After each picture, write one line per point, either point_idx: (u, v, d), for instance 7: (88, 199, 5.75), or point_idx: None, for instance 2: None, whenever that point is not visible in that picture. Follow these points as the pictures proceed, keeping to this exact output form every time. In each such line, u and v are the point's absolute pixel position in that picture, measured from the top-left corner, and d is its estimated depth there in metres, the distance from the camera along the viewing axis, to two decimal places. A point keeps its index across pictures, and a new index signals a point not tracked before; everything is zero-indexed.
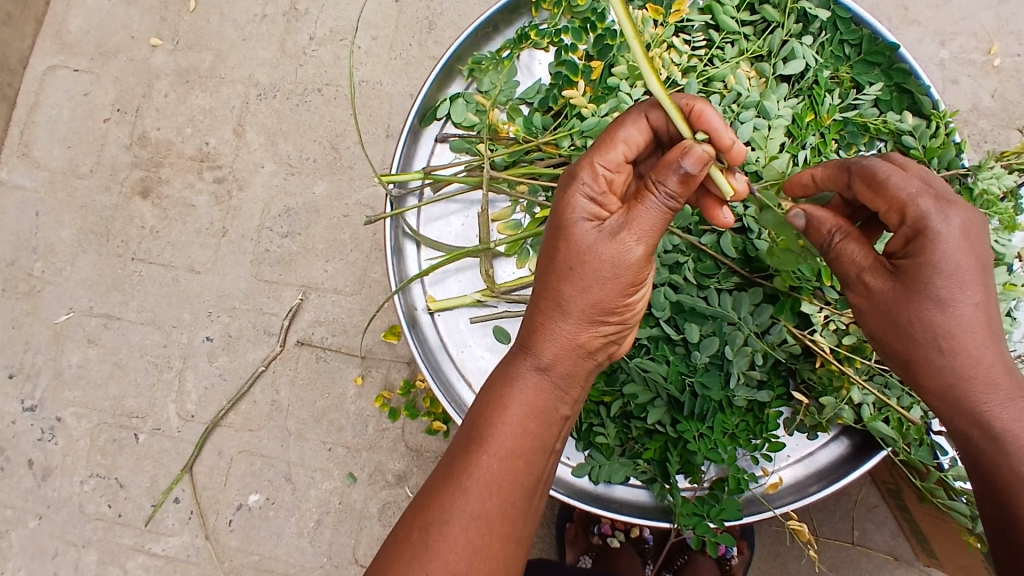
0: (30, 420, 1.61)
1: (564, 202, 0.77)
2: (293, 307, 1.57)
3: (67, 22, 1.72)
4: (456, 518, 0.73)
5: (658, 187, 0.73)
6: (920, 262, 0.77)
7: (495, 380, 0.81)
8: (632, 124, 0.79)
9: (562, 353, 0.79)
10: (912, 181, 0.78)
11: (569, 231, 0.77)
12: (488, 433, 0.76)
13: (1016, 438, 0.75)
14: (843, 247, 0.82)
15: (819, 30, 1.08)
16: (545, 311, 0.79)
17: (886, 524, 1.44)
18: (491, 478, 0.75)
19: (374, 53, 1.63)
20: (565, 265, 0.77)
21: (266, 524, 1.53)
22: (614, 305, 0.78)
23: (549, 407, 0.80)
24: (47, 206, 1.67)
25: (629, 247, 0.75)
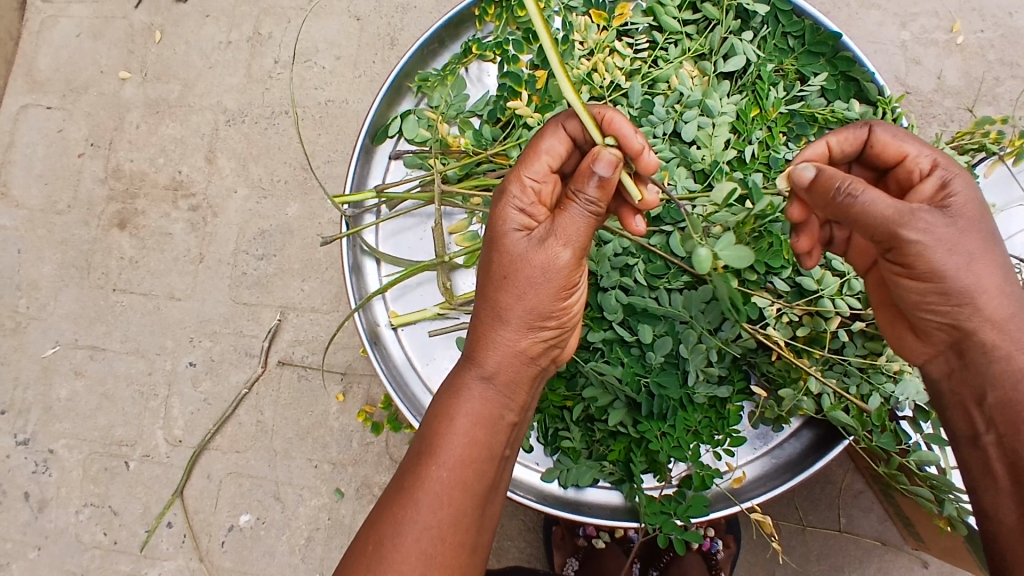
0: (23, 454, 1.64)
1: (497, 216, 0.81)
2: (272, 328, 1.59)
3: (38, 61, 1.76)
4: (409, 529, 0.75)
5: (578, 196, 0.77)
6: (964, 204, 0.77)
7: (441, 393, 0.83)
8: (553, 136, 0.82)
9: (503, 360, 0.81)
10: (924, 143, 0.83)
11: (500, 243, 0.80)
12: (437, 444, 0.78)
13: None
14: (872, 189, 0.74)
15: (760, 24, 1.08)
16: (485, 321, 0.82)
17: (872, 509, 1.44)
18: (442, 487, 0.76)
19: (339, 73, 1.65)
20: (499, 276, 0.80)
21: (259, 544, 1.55)
22: (549, 310, 0.81)
23: (495, 415, 0.81)
24: (28, 243, 1.70)
25: (557, 253, 0.78)
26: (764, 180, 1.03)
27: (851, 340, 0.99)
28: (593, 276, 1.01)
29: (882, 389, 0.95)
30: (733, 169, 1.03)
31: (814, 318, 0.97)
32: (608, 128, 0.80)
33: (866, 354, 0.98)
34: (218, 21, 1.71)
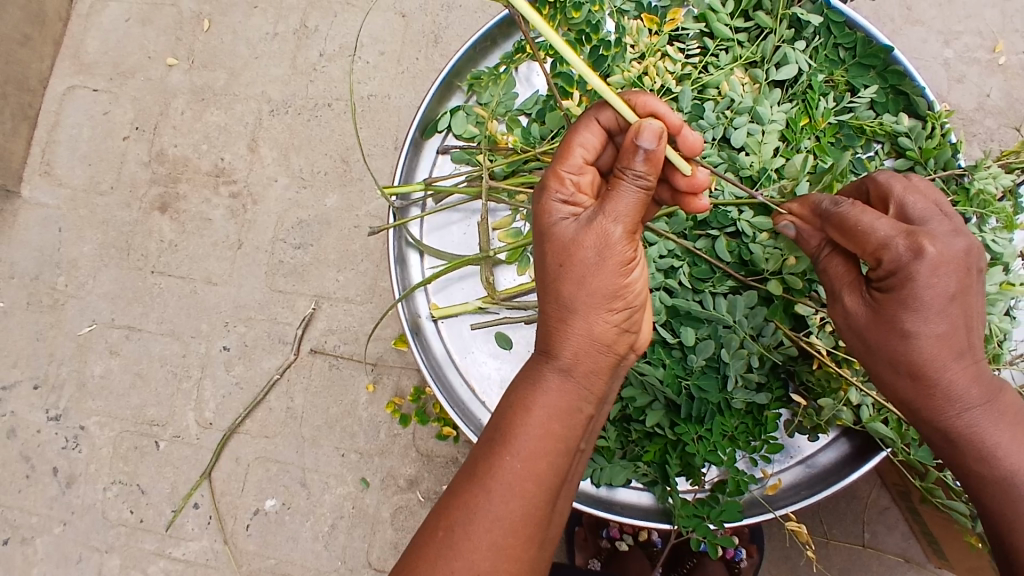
0: (55, 430, 1.67)
1: (541, 210, 0.83)
2: (306, 317, 1.61)
3: (87, 44, 1.79)
4: (481, 520, 0.75)
5: (626, 173, 0.78)
6: (899, 298, 0.77)
7: (516, 384, 0.83)
8: (586, 129, 0.84)
9: (577, 350, 0.81)
10: (886, 223, 0.76)
11: (551, 234, 0.82)
12: (507, 437, 0.78)
13: (967, 439, 0.81)
14: (829, 263, 0.86)
15: (812, 34, 1.08)
16: (552, 311, 0.82)
17: (897, 526, 1.44)
18: (513, 477, 0.76)
19: (382, 68, 1.67)
20: (556, 264, 0.81)
21: (283, 529, 1.57)
22: (615, 289, 0.81)
23: (570, 406, 0.81)
24: (70, 222, 1.73)
25: (610, 230, 0.79)
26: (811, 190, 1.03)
27: None
28: None
29: None
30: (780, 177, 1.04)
31: None
32: (648, 109, 0.82)
33: None
34: (265, 13, 1.74)
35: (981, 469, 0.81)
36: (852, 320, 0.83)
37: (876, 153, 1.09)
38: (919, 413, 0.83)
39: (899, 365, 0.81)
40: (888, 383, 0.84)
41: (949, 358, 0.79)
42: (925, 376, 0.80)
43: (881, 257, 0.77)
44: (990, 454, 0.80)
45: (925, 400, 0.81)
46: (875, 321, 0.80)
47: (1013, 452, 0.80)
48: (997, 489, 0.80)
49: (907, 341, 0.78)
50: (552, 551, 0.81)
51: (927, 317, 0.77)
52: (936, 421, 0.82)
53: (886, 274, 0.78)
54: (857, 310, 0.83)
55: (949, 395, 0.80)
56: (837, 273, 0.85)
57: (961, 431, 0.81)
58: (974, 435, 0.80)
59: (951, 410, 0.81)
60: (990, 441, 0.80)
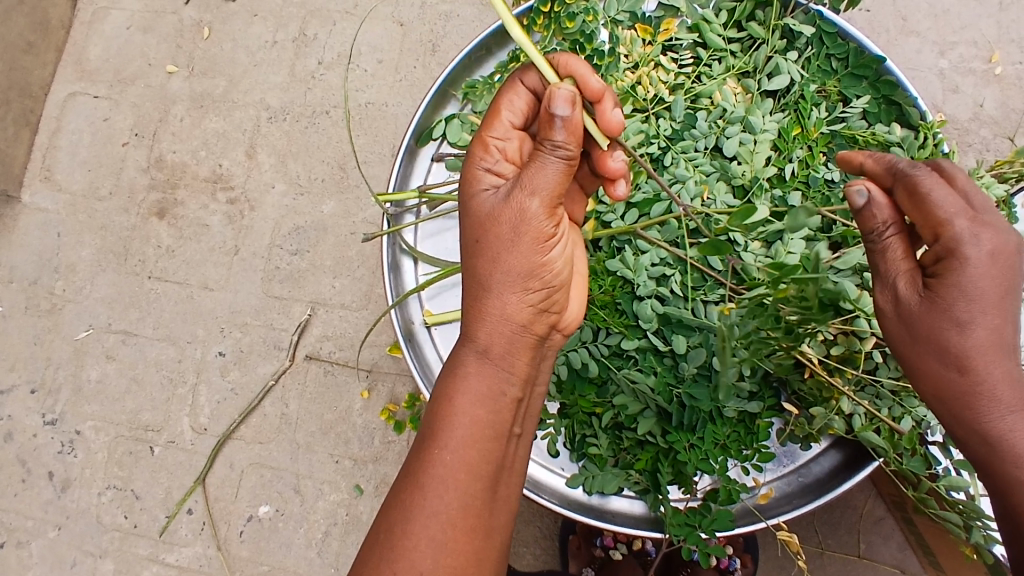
0: (51, 434, 1.67)
1: (468, 183, 0.86)
2: (302, 323, 1.61)
3: (88, 51, 1.81)
4: (416, 516, 0.76)
5: (545, 144, 0.77)
6: (962, 278, 0.75)
7: (442, 376, 0.84)
8: (512, 93, 0.88)
9: (494, 332, 0.82)
10: (956, 200, 0.75)
11: (473, 210, 0.84)
12: (434, 426, 0.80)
13: (1011, 440, 0.76)
14: (890, 245, 0.80)
15: (804, 45, 1.09)
16: (473, 295, 0.84)
17: (892, 536, 1.43)
18: (446, 470, 0.77)
19: (379, 76, 1.68)
20: (475, 241, 0.83)
21: (277, 535, 1.57)
22: (533, 267, 0.82)
23: (496, 391, 0.82)
24: (68, 227, 1.74)
25: (526, 204, 0.79)
26: (802, 199, 1.04)
27: (884, 361, 0.99)
28: (628, 284, 1.02)
29: (913, 412, 0.96)
30: (773, 185, 1.05)
31: (849, 337, 0.97)
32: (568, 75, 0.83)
33: (899, 375, 0.98)
34: (265, 20, 1.75)
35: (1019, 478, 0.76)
36: (903, 304, 0.79)
37: (869, 163, 1.09)
38: (959, 411, 0.79)
39: (948, 356, 0.78)
40: (931, 376, 0.80)
41: (995, 351, 0.76)
42: (971, 367, 0.77)
43: (941, 233, 0.75)
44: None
45: (968, 396, 0.78)
46: (928, 306, 0.77)
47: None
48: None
49: (960, 328, 0.76)
50: (501, 545, 0.82)
51: (981, 304, 0.75)
52: (975, 420, 0.78)
53: (945, 254, 0.76)
54: (907, 295, 0.79)
55: (994, 392, 0.77)
56: (893, 258, 0.80)
57: (1001, 434, 0.77)
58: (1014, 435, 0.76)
59: (992, 407, 0.77)
60: (1022, 450, 0.76)
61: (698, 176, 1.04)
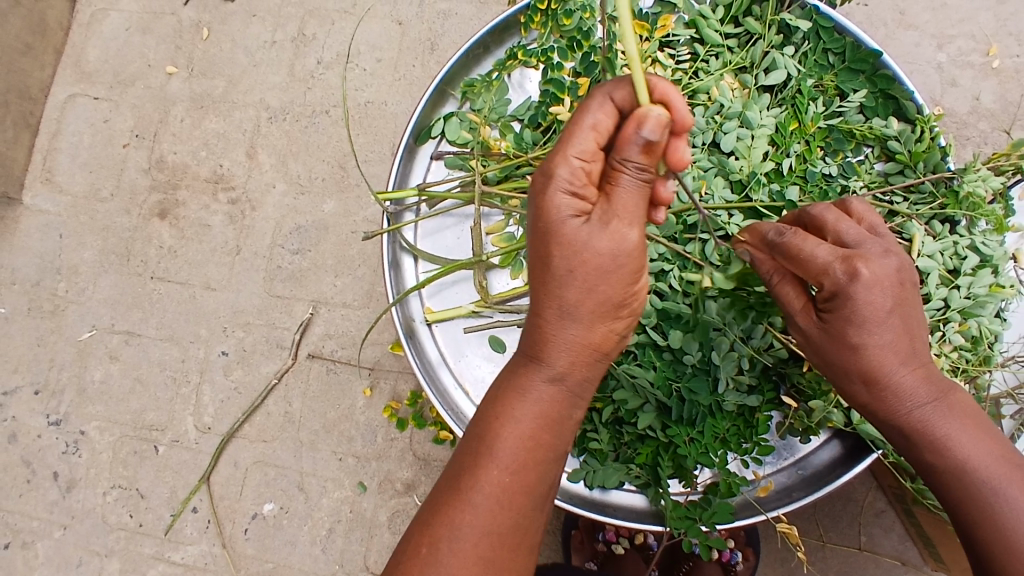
0: (55, 434, 1.68)
1: (546, 202, 0.73)
2: (304, 322, 1.62)
3: (88, 52, 1.81)
4: (467, 534, 0.73)
5: (626, 166, 0.71)
6: (846, 312, 0.76)
7: (503, 388, 0.79)
8: (598, 109, 0.73)
9: (572, 359, 0.77)
10: (823, 248, 0.76)
11: (559, 234, 0.72)
12: (494, 445, 0.76)
13: (930, 436, 0.78)
14: (779, 290, 0.84)
15: (802, 39, 1.09)
16: (550, 317, 0.76)
17: (893, 529, 1.44)
18: (500, 491, 0.74)
19: (379, 75, 1.68)
20: (562, 268, 0.73)
21: (281, 533, 1.58)
22: (623, 299, 0.76)
23: (560, 414, 0.79)
24: (70, 229, 1.75)
25: (625, 235, 0.73)
26: (800, 193, 1.05)
27: None
28: None
29: None
30: (771, 181, 1.05)
31: None
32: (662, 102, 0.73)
33: None
34: (264, 21, 1.76)
35: (936, 460, 0.79)
36: (810, 338, 0.82)
37: (867, 156, 1.10)
38: (876, 414, 0.82)
39: (852, 375, 0.80)
40: (846, 391, 0.83)
41: (896, 360, 0.77)
42: (876, 382, 0.79)
43: (822, 279, 0.77)
44: (944, 448, 0.78)
45: (877, 402, 0.80)
46: (824, 336, 0.80)
47: (972, 442, 0.77)
48: (949, 482, 0.78)
49: (856, 353, 0.77)
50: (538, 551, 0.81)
51: (871, 328, 0.76)
52: (891, 419, 0.80)
53: (831, 296, 0.77)
54: (808, 329, 0.82)
55: (900, 397, 0.78)
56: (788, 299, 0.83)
57: (918, 425, 0.79)
58: (927, 430, 0.79)
59: (904, 405, 0.79)
60: (940, 432, 0.78)
61: (695, 172, 1.05)
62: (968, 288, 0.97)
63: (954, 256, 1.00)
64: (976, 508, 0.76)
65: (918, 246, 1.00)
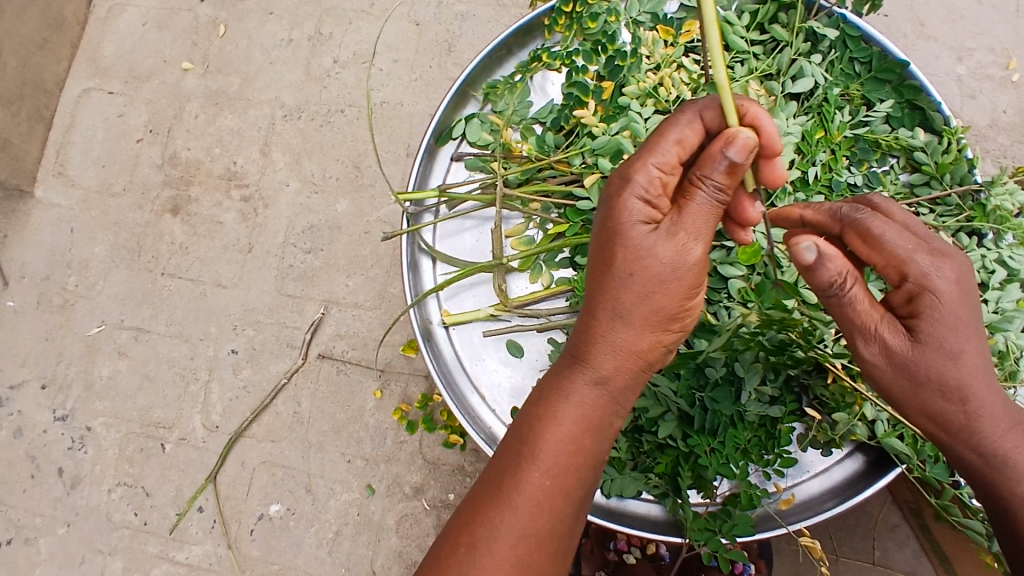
0: (62, 430, 1.67)
1: (620, 204, 0.76)
2: (315, 322, 1.61)
3: (103, 47, 1.81)
4: (505, 535, 0.73)
5: (705, 182, 0.74)
6: (940, 308, 0.75)
7: (547, 387, 0.80)
8: (687, 125, 0.77)
9: (619, 365, 0.78)
10: (908, 240, 0.77)
11: (627, 237, 0.75)
12: (537, 446, 0.76)
13: (1015, 461, 0.78)
14: (854, 292, 0.78)
15: (829, 48, 1.08)
16: (600, 318, 0.78)
17: (908, 544, 1.42)
18: (541, 492, 0.74)
19: (395, 75, 1.67)
20: (622, 269, 0.75)
21: (287, 535, 1.56)
22: (676, 310, 0.78)
23: (603, 422, 0.79)
24: (81, 223, 1.74)
25: (687, 247, 0.75)
26: (825, 203, 1.04)
27: None
28: None
29: None
30: (795, 189, 1.05)
31: None
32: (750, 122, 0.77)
33: None
34: (280, 19, 1.75)
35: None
36: (889, 349, 0.78)
37: (891, 167, 1.09)
38: (963, 440, 0.79)
39: (944, 388, 0.77)
40: (932, 411, 0.79)
41: (984, 375, 0.77)
42: (967, 397, 0.77)
43: (906, 272, 0.77)
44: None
45: (969, 423, 0.78)
46: (915, 344, 0.77)
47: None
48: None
49: (954, 360, 0.76)
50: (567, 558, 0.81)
51: (963, 334, 0.76)
52: (980, 444, 0.78)
53: (917, 291, 0.76)
54: (894, 342, 0.78)
55: (989, 416, 0.77)
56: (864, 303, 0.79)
57: (1005, 454, 0.78)
58: (1012, 456, 0.78)
59: (995, 430, 0.78)
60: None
61: None
62: (997, 302, 0.96)
63: (982, 269, 0.99)
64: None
65: None
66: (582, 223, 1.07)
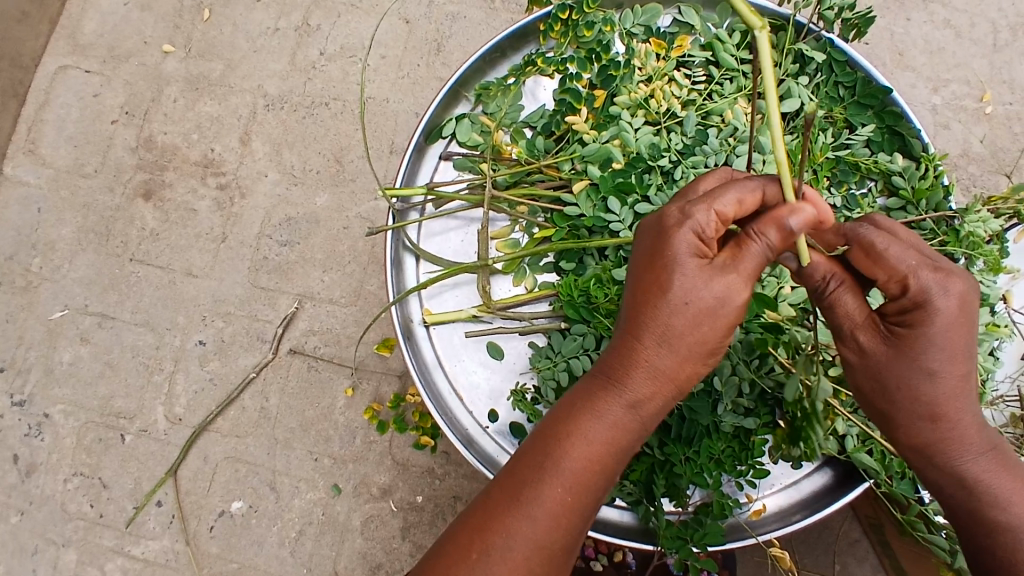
0: (18, 416, 1.60)
1: (672, 242, 0.74)
2: (288, 316, 1.58)
3: (82, 24, 1.75)
4: (519, 545, 0.73)
5: (759, 238, 0.73)
6: (935, 323, 0.75)
7: (577, 398, 0.78)
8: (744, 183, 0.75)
9: (655, 391, 0.76)
10: (912, 252, 0.76)
11: (680, 273, 0.73)
12: (561, 462, 0.75)
13: (987, 484, 0.79)
14: (839, 297, 0.81)
15: (815, 71, 1.11)
16: (642, 343, 0.75)
17: (867, 559, 1.46)
18: (559, 509, 0.75)
19: (383, 71, 1.66)
20: (670, 304, 0.73)
21: (248, 533, 1.53)
22: (722, 340, 0.75)
23: (627, 444, 0.78)
24: (49, 203, 1.68)
25: (738, 291, 0.73)
26: None
27: None
28: None
29: None
30: None
31: None
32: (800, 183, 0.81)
33: None
34: (268, 8, 1.72)
35: (998, 514, 0.79)
36: (868, 357, 0.79)
37: (869, 190, 1.12)
38: (932, 459, 0.81)
39: (921, 407, 0.78)
40: (903, 427, 0.80)
41: (964, 397, 0.77)
42: (944, 415, 0.78)
43: (907, 287, 0.75)
44: (1002, 498, 0.79)
45: (941, 444, 0.79)
46: (895, 356, 0.77)
47: (1018, 496, 0.79)
48: (1006, 538, 0.79)
49: (933, 381, 0.76)
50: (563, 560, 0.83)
51: (951, 357, 0.76)
52: (949, 465, 0.80)
53: (912, 307, 0.76)
54: (872, 348, 0.79)
55: (963, 437, 0.79)
56: (849, 311, 0.81)
57: (977, 477, 0.79)
58: (983, 479, 0.79)
59: (966, 452, 0.79)
60: (996, 490, 0.79)
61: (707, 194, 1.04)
62: None
63: None
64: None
65: None
66: (569, 228, 1.07)
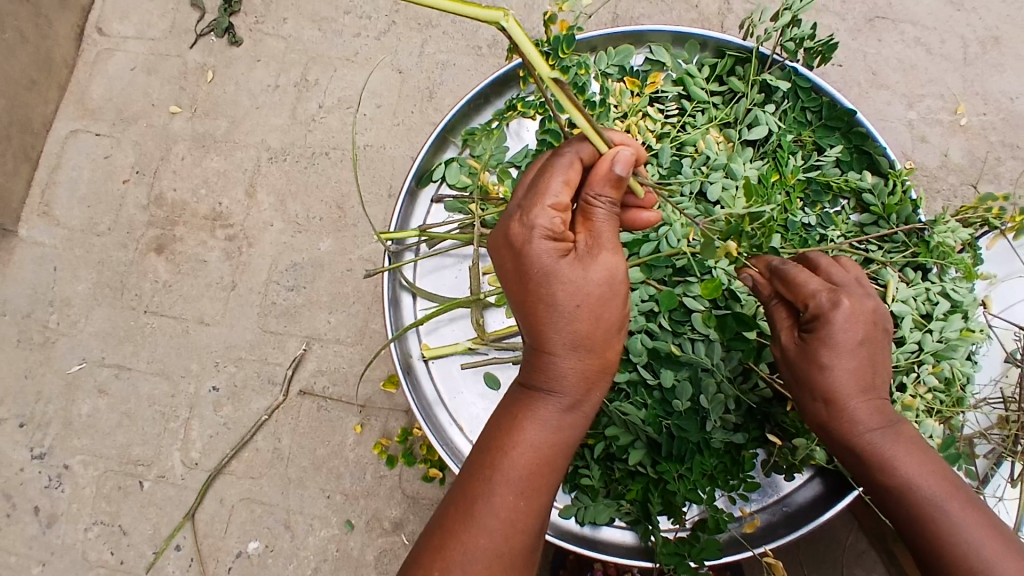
0: (38, 468, 1.66)
1: (523, 244, 0.80)
2: (297, 357, 1.64)
3: (91, 90, 1.86)
4: (479, 556, 0.77)
5: (598, 199, 0.82)
6: (835, 330, 0.83)
7: (510, 411, 0.85)
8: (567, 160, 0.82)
9: (574, 383, 0.83)
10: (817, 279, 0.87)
11: (552, 271, 0.80)
12: (507, 469, 0.80)
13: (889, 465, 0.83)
14: (774, 310, 0.93)
15: (782, 98, 1.16)
16: (549, 347, 0.82)
17: (875, 570, 1.47)
18: (511, 513, 0.79)
19: (379, 120, 1.74)
20: (556, 303, 0.80)
21: (265, 572, 1.57)
22: (616, 321, 0.83)
23: (566, 437, 0.84)
24: (65, 261, 1.76)
25: (605, 266, 0.81)
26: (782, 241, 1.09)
27: None
28: None
29: None
30: None
31: None
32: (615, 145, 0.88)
33: None
34: (268, 66, 1.82)
35: (897, 494, 0.83)
36: (786, 355, 0.90)
37: (843, 208, 1.16)
38: (832, 436, 0.87)
39: (816, 394, 0.86)
40: (809, 412, 0.88)
41: (859, 390, 0.85)
42: (839, 406, 0.85)
43: (808, 303, 0.86)
44: (902, 479, 0.83)
45: (838, 424, 0.86)
46: (799, 354, 0.87)
47: (923, 478, 0.83)
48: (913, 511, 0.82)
49: (825, 373, 0.84)
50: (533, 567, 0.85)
51: (841, 353, 0.84)
52: (853, 448, 0.85)
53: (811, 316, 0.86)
54: (789, 347, 0.90)
55: (858, 423, 0.85)
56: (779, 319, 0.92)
57: (880, 459, 0.84)
58: (884, 461, 0.84)
59: (863, 435, 0.84)
60: (902, 471, 0.83)
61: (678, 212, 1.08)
62: (941, 331, 1.03)
63: (926, 301, 1.05)
64: (932, 531, 0.81)
65: (893, 292, 1.04)
66: None
